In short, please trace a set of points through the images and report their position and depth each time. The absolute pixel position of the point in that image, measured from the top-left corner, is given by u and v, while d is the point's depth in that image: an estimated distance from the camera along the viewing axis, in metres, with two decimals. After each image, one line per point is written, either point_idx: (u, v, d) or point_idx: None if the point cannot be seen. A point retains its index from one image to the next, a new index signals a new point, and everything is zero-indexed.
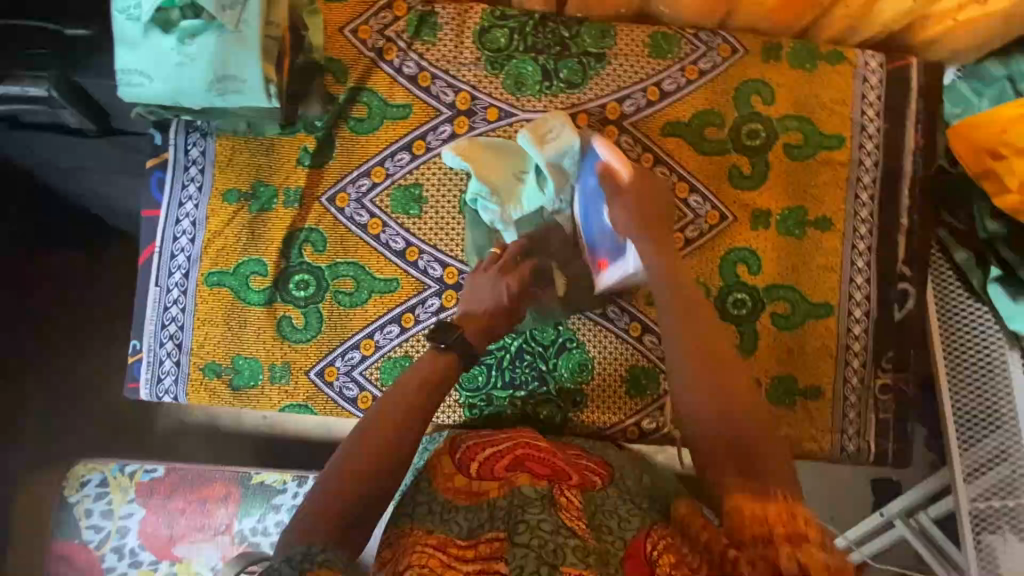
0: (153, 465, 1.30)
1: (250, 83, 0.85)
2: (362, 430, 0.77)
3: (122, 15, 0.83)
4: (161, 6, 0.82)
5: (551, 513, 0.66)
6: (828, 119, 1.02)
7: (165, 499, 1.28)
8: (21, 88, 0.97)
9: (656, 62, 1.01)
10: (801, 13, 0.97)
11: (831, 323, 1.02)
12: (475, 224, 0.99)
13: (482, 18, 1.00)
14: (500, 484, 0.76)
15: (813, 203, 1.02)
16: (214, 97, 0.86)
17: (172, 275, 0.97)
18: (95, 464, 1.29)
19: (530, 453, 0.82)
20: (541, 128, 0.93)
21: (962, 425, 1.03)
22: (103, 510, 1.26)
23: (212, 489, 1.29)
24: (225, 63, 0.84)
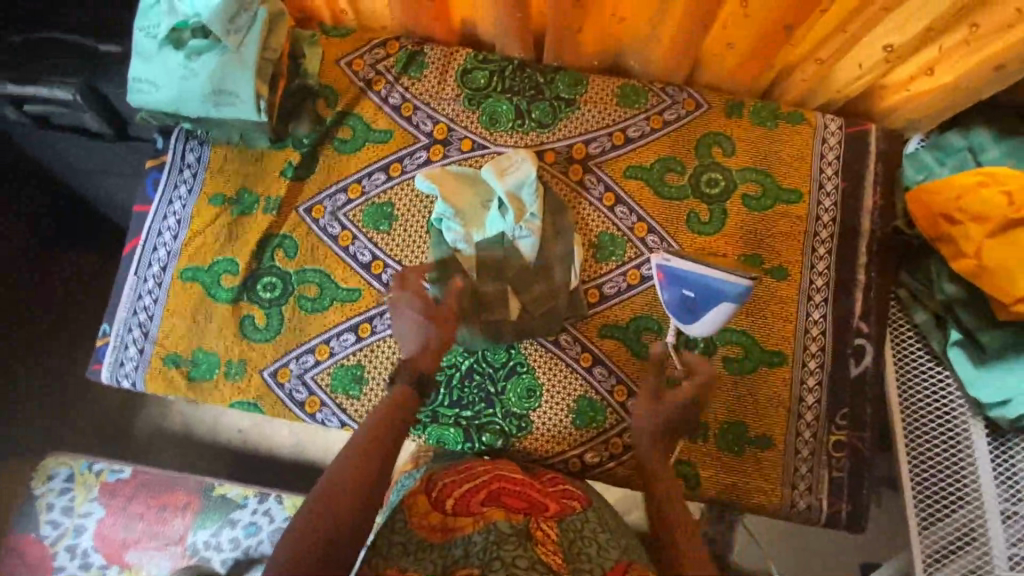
0: (120, 466, 1.31)
1: (242, 98, 0.95)
2: (352, 450, 0.79)
3: (142, 32, 0.95)
4: (176, 27, 0.94)
5: (528, 549, 0.71)
6: (787, 174, 1.06)
7: (125, 502, 1.28)
8: (50, 91, 1.11)
9: (623, 110, 1.08)
10: (761, 75, 1.04)
11: (784, 373, 1.01)
12: (438, 244, 1.03)
13: (465, 61, 1.09)
14: (475, 519, 0.77)
15: (769, 252, 1.04)
16: (210, 108, 0.96)
17: (151, 267, 1.03)
18: (66, 459, 1.31)
19: (508, 487, 0.85)
20: (502, 161, 1.00)
21: (921, 493, 0.99)
22: (65, 506, 1.27)
23: (174, 496, 1.29)
24: (222, 78, 0.94)
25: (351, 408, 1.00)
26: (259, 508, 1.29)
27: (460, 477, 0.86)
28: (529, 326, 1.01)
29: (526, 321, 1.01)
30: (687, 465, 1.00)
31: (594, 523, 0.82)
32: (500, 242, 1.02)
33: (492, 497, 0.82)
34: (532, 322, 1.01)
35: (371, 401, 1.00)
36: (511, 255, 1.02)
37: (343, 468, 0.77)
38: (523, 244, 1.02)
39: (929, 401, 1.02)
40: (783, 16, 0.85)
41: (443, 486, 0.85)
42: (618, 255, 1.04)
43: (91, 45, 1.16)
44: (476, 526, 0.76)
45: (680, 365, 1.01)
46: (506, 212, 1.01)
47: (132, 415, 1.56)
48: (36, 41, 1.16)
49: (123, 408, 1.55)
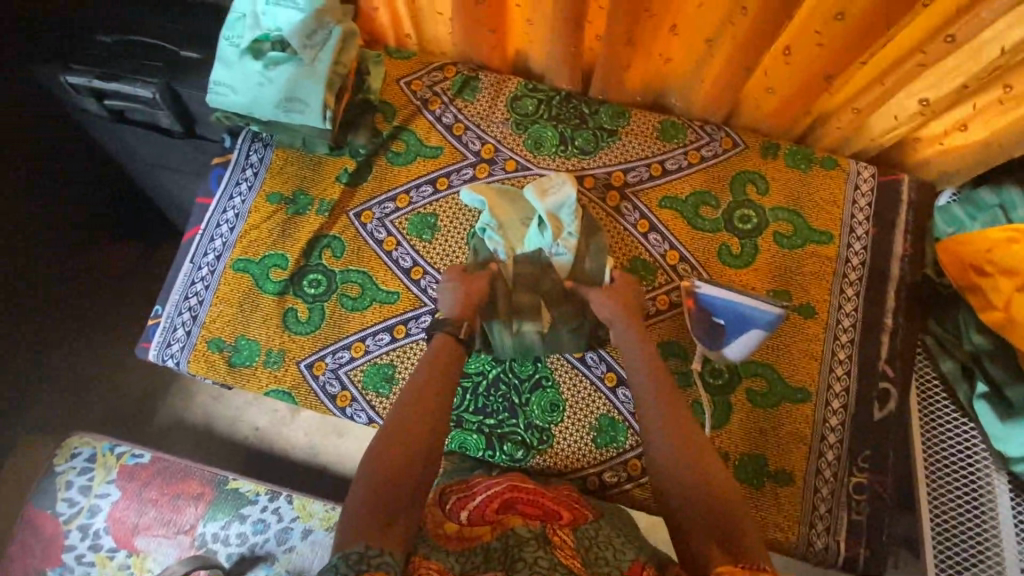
0: (141, 451, 1.35)
1: (311, 106, 1.03)
2: (405, 410, 0.85)
3: (226, 41, 1.04)
4: (258, 39, 1.03)
5: (547, 551, 0.74)
6: (819, 216, 1.10)
7: (141, 487, 1.31)
8: (132, 89, 1.20)
9: (662, 144, 1.13)
10: (797, 121, 1.09)
11: (806, 410, 1.02)
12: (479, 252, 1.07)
13: (516, 88, 1.16)
14: (493, 529, 0.81)
15: (798, 290, 1.07)
16: (281, 113, 1.04)
17: (206, 256, 1.09)
18: (90, 439, 1.35)
19: (521, 494, 0.87)
20: (543, 182, 1.03)
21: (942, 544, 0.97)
22: (83, 485, 1.31)
23: (188, 485, 1.32)
24: (295, 87, 1.02)
25: (380, 405, 1.03)
26: (270, 506, 1.32)
27: (471, 490, 0.87)
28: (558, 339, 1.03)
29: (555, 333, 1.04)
30: None
31: (608, 530, 0.84)
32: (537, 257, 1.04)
33: (507, 505, 0.85)
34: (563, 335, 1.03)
35: None
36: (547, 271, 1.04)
37: (392, 435, 0.82)
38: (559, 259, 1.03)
39: (952, 451, 1.02)
40: (823, 66, 0.90)
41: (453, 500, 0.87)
42: (649, 280, 1.07)
43: (173, 51, 1.26)
44: (495, 534, 0.80)
45: (703, 393, 1.02)
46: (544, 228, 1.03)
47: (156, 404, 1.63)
48: (127, 43, 1.27)
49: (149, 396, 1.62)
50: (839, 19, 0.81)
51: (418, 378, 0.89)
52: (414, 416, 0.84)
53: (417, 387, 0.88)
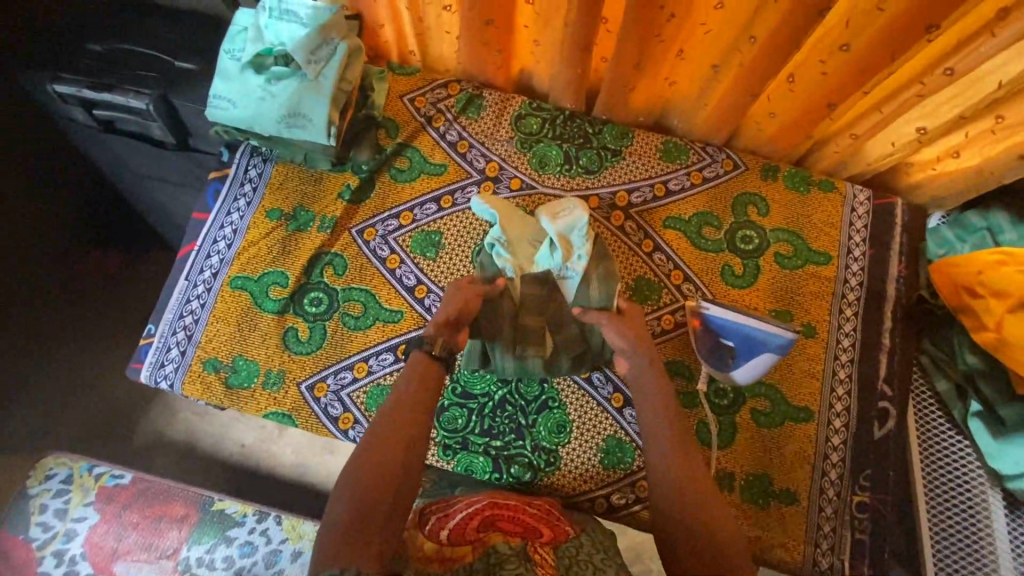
0: (121, 471, 1.30)
1: (315, 122, 1.01)
2: (385, 426, 0.84)
3: (227, 55, 1.02)
4: (260, 53, 1.01)
5: (530, 573, 0.75)
6: (817, 237, 1.12)
7: (121, 509, 1.26)
8: (126, 99, 1.17)
9: (665, 164, 1.14)
10: (797, 144, 1.11)
11: (809, 429, 1.03)
12: (487, 267, 1.05)
13: (520, 107, 1.16)
14: (475, 548, 0.81)
15: (798, 310, 1.09)
16: (283, 128, 1.01)
17: (202, 272, 1.06)
18: (66, 460, 1.31)
19: (502, 511, 0.87)
20: (555, 205, 1.03)
21: (943, 562, 0.99)
22: (59, 508, 1.25)
23: (172, 507, 1.27)
24: (298, 102, 1.00)
25: None
26: (257, 528, 1.27)
27: (450, 509, 0.86)
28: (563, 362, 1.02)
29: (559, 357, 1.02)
30: None
31: (589, 547, 0.86)
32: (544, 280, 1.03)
33: (488, 523, 0.85)
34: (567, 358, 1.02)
35: None
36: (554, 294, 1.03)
37: (374, 448, 0.81)
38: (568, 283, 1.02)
39: (948, 469, 1.04)
40: (826, 94, 0.91)
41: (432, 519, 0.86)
42: (653, 300, 1.08)
43: (168, 61, 1.23)
44: (477, 555, 0.80)
45: (709, 413, 1.03)
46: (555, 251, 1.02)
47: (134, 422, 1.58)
48: (120, 51, 1.24)
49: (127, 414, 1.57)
50: (844, 50, 0.82)
51: (401, 390, 0.88)
52: (396, 430, 0.83)
53: (400, 398, 0.87)
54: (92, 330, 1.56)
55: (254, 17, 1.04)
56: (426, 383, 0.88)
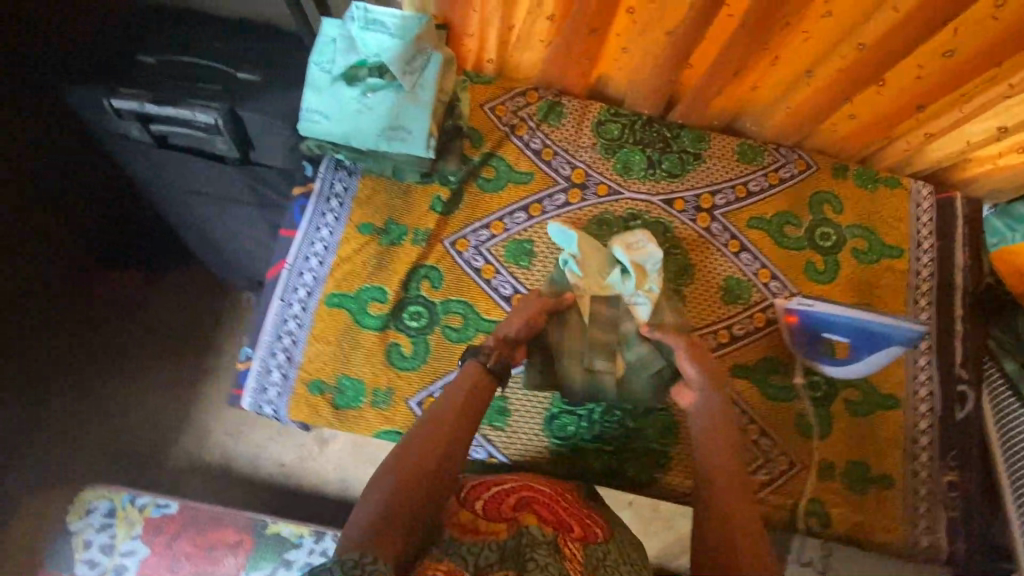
0: (166, 500, 1.24)
1: (416, 134, 1.00)
2: (424, 427, 0.83)
3: (316, 66, 0.98)
4: (353, 65, 0.99)
5: (557, 560, 0.73)
6: (889, 232, 1.17)
7: (172, 539, 1.20)
8: (192, 112, 1.12)
9: (744, 166, 1.17)
10: (868, 144, 1.16)
11: (898, 415, 1.09)
12: (558, 281, 1.05)
13: (599, 113, 1.17)
14: (508, 524, 0.78)
15: (878, 302, 1.13)
16: (382, 142, 1.00)
17: (296, 291, 1.04)
18: (106, 492, 1.24)
19: (537, 496, 0.86)
20: (630, 238, 1.04)
21: None
22: (104, 543, 1.20)
23: (223, 534, 1.22)
24: (397, 115, 0.99)
25: (499, 439, 1.02)
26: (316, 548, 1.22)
27: (493, 480, 0.87)
28: (648, 380, 1.02)
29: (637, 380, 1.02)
30: (819, 503, 1.04)
31: (616, 554, 0.81)
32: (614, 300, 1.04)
33: (523, 504, 0.84)
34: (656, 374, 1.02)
35: (519, 431, 1.03)
36: (622, 316, 1.04)
37: (425, 441, 0.81)
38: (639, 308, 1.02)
39: None
40: (917, 96, 0.97)
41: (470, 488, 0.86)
42: (744, 299, 1.11)
43: (229, 73, 1.17)
44: (510, 532, 0.77)
45: (807, 406, 1.07)
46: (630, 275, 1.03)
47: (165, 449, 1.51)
48: (171, 64, 1.18)
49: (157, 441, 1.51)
50: (947, 55, 0.88)
51: (458, 390, 0.88)
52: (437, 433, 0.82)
53: (458, 400, 0.88)
54: (121, 356, 1.53)
55: (340, 28, 1.01)
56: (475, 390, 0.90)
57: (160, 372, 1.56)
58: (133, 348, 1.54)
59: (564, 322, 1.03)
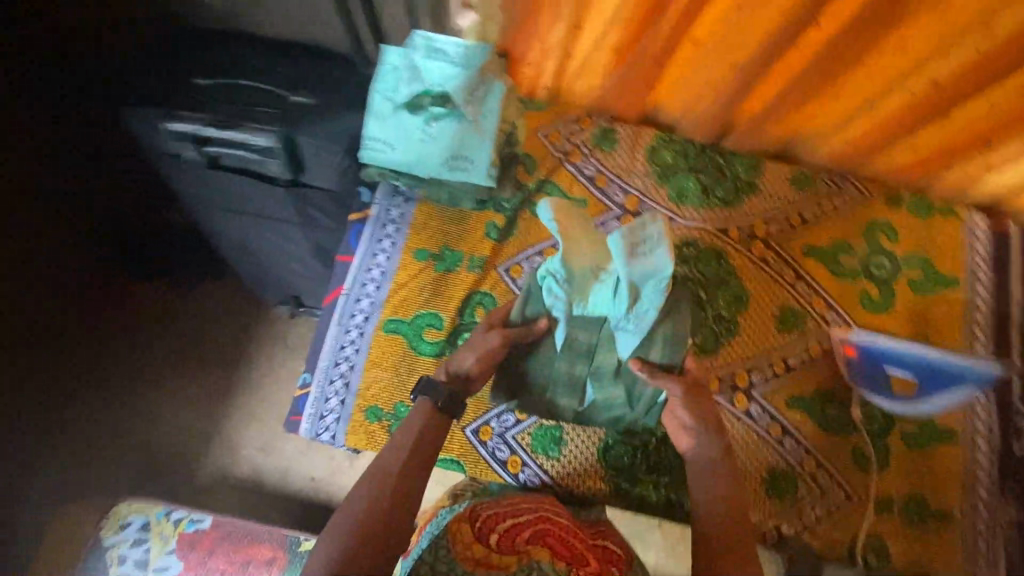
0: (200, 515, 1.19)
1: (478, 164, 1.05)
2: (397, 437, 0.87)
3: (381, 95, 1.02)
4: (417, 95, 1.03)
5: None
6: (944, 261, 1.16)
7: (206, 557, 1.15)
8: (249, 135, 1.13)
9: (798, 194, 1.16)
10: (925, 172, 1.15)
11: (955, 448, 1.07)
12: (537, 299, 0.93)
13: (652, 140, 1.17)
14: (521, 559, 0.78)
15: (935, 333, 1.12)
16: (445, 170, 1.05)
17: (353, 316, 1.05)
18: (141, 506, 1.20)
19: (554, 529, 0.84)
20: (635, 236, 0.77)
21: None
22: (139, 560, 1.14)
23: (258, 550, 1.17)
24: (461, 145, 1.04)
25: (552, 468, 1.01)
26: None
27: (508, 511, 0.86)
28: (615, 413, 0.97)
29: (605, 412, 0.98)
30: (876, 538, 1.03)
31: None
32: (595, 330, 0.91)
33: (538, 537, 0.82)
34: (623, 410, 0.97)
35: (573, 461, 1.02)
36: (603, 343, 0.93)
37: (376, 491, 0.80)
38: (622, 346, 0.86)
39: None
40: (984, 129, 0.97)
41: (485, 517, 0.85)
42: (800, 329, 1.10)
43: (283, 96, 1.18)
44: (522, 565, 0.77)
45: (866, 438, 1.06)
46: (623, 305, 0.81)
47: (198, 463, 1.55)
48: (224, 86, 1.18)
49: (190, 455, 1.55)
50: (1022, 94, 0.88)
51: (404, 430, 0.86)
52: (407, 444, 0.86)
53: (401, 438, 0.86)
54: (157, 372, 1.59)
55: (402, 56, 1.05)
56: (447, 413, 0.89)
57: (204, 383, 1.61)
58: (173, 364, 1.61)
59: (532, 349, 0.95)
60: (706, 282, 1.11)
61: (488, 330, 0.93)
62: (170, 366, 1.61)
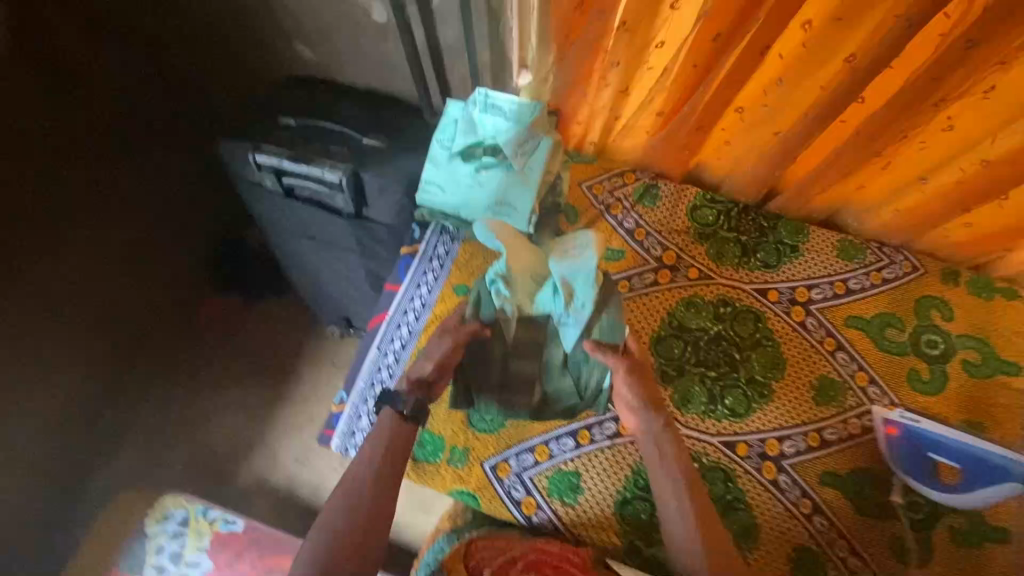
0: (233, 517, 1.26)
1: (520, 211, 1.09)
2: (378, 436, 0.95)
3: (439, 143, 1.10)
4: (471, 145, 1.10)
5: None
6: (1006, 345, 1.09)
7: (233, 558, 1.22)
8: (321, 172, 1.25)
9: (843, 262, 1.14)
10: (986, 251, 1.10)
11: (1012, 552, 0.97)
12: (486, 304, 1.01)
13: (694, 198, 1.20)
14: None
15: (992, 421, 1.04)
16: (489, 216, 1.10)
17: (392, 342, 1.11)
18: (183, 500, 1.28)
19: (546, 560, 0.93)
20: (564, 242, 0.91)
21: None
22: (175, 552, 1.23)
23: (280, 560, 1.23)
24: (506, 193, 1.09)
25: (566, 514, 1.01)
26: None
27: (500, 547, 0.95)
28: (568, 402, 1.04)
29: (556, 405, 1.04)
30: None
31: None
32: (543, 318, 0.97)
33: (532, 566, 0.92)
34: (574, 399, 1.04)
35: (588, 511, 1.01)
36: (549, 333, 1.02)
37: (349, 507, 0.89)
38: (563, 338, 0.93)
39: None
40: None
41: (482, 556, 0.94)
42: (839, 402, 1.06)
43: (357, 138, 1.33)
44: None
45: (907, 528, 0.99)
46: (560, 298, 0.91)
47: (240, 465, 1.66)
48: (307, 127, 1.34)
49: (234, 457, 1.66)
50: None
51: (369, 448, 0.93)
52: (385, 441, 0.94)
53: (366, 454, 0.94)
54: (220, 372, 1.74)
55: (462, 109, 1.12)
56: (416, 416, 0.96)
57: (256, 392, 1.73)
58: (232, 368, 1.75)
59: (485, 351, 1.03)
60: (740, 343, 1.10)
61: (445, 336, 0.99)
62: (229, 371, 1.75)
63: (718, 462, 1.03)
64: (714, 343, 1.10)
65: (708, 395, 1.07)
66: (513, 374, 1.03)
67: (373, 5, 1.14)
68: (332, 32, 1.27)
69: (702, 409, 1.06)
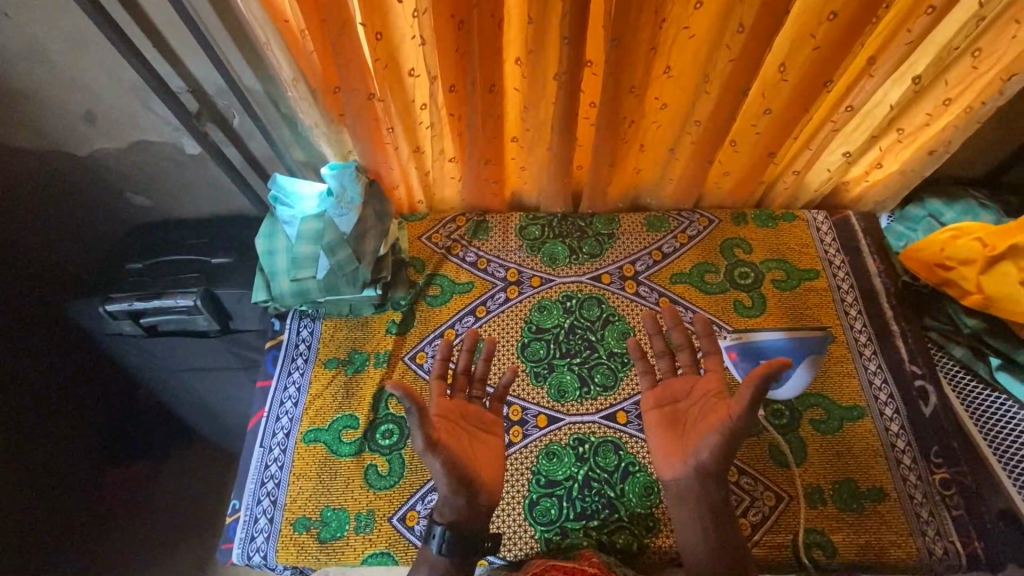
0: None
1: (359, 259, 1.14)
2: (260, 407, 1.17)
3: (266, 255, 1.15)
4: (330, 287, 1.15)
5: None
6: (801, 258, 1.28)
7: None
8: (174, 300, 1.24)
9: (653, 234, 1.32)
10: (754, 190, 1.31)
11: (867, 423, 1.11)
12: (276, 222, 1.18)
13: (520, 220, 1.35)
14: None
15: (812, 320, 1.21)
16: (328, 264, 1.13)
17: (275, 436, 1.12)
18: None
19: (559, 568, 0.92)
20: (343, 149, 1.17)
21: None
22: None
23: None
24: (336, 246, 1.13)
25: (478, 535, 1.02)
26: None
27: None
28: (350, 272, 1.14)
29: (340, 275, 1.14)
30: (819, 532, 1.02)
31: None
32: (319, 219, 1.14)
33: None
34: (357, 267, 1.14)
35: (501, 523, 1.04)
36: (330, 223, 1.14)
37: (242, 467, 1.11)
38: (341, 224, 1.14)
39: (999, 421, 1.14)
40: (764, 146, 1.13)
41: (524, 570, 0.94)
42: None
43: (205, 260, 1.33)
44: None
45: (776, 435, 1.10)
46: (335, 196, 1.14)
47: None
48: (159, 264, 1.33)
49: None
50: (767, 112, 1.05)
51: (263, 399, 1.17)
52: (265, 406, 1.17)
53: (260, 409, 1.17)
54: (121, 550, 1.51)
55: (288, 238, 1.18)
56: (328, 410, 1.14)
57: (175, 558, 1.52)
58: (127, 540, 1.52)
59: (273, 256, 1.15)
60: (592, 326, 1.22)
61: (295, 369, 1.19)
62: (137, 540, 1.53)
63: (605, 436, 1.11)
64: (571, 333, 1.21)
65: (579, 379, 1.16)
66: (298, 255, 1.13)
67: (182, 141, 1.25)
68: (159, 176, 1.35)
69: (577, 394, 1.15)
